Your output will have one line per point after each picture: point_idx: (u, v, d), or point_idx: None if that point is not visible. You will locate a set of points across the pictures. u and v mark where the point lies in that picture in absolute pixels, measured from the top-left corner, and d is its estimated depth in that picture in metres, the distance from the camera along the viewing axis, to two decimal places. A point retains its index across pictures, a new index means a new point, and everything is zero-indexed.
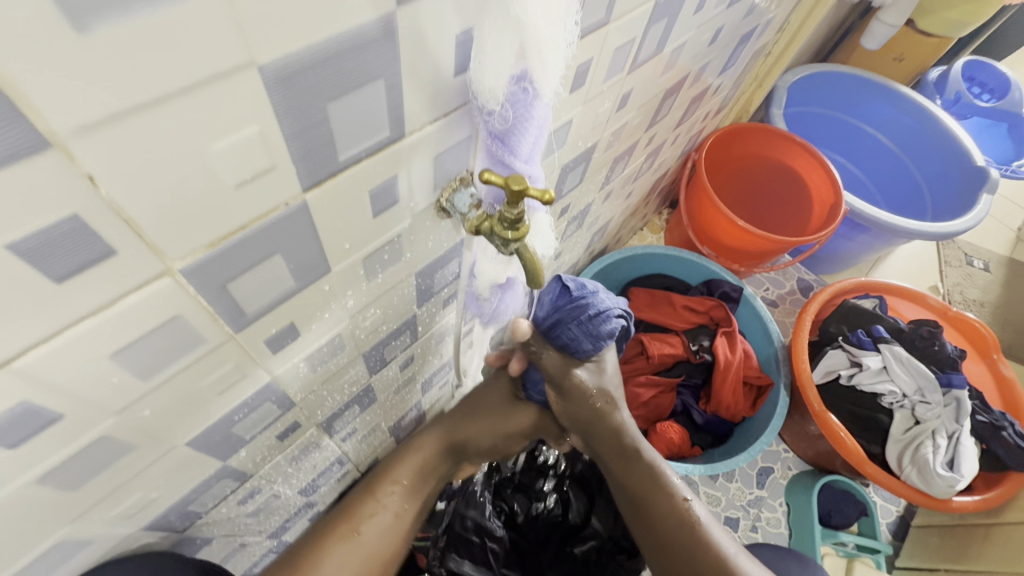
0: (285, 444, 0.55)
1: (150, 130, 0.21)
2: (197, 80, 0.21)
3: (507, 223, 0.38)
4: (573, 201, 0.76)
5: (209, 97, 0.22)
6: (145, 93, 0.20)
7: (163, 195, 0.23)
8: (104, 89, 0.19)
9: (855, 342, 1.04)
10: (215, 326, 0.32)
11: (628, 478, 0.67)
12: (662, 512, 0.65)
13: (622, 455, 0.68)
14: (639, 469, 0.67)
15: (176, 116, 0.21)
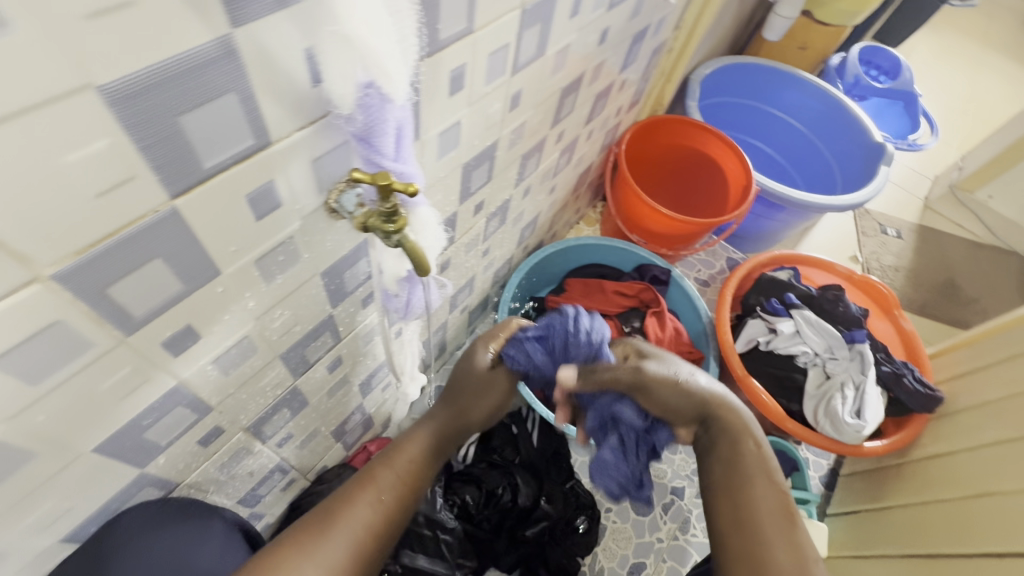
0: (210, 450, 0.57)
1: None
2: (35, 103, 0.24)
3: (385, 216, 0.42)
4: (487, 198, 0.80)
5: (48, 118, 0.25)
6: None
7: (23, 206, 0.26)
8: None
9: (771, 311, 1.12)
10: (102, 330, 0.35)
11: (728, 451, 0.66)
12: (757, 517, 0.61)
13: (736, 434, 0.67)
14: (743, 449, 0.66)
15: (21, 132, 0.24)
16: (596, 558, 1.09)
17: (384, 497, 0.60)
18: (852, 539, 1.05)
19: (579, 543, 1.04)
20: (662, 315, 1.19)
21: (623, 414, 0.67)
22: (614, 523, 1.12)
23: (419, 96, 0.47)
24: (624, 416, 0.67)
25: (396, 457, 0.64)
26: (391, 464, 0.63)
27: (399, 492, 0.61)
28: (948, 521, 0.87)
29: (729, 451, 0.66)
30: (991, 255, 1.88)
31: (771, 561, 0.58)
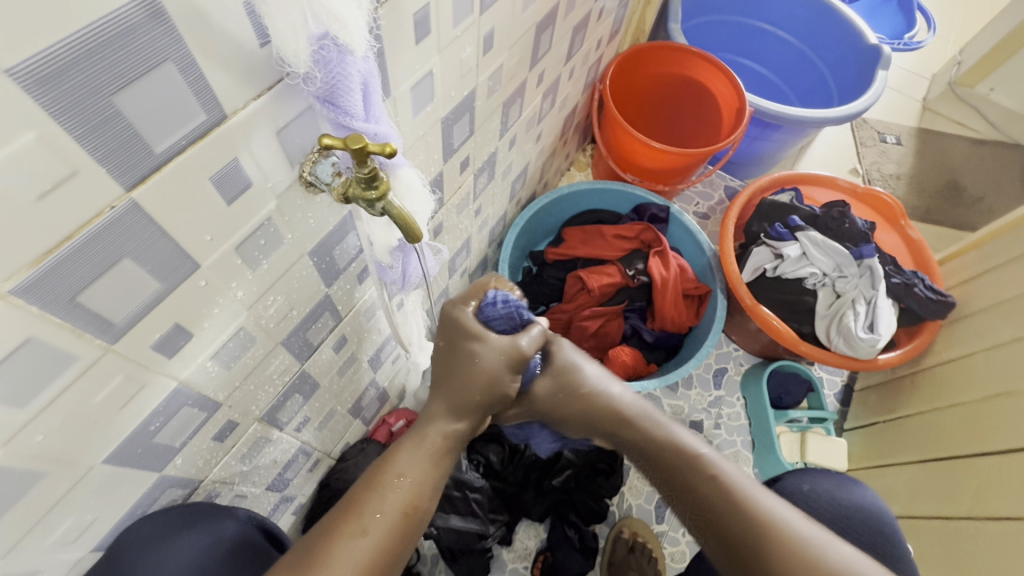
0: (228, 444, 0.57)
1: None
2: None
3: (364, 183, 0.39)
4: (472, 152, 0.76)
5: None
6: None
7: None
8: None
9: (775, 237, 1.09)
10: (83, 340, 0.33)
11: (719, 517, 0.56)
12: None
13: (693, 472, 0.59)
14: (729, 495, 0.56)
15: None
16: (623, 497, 1.12)
17: (370, 530, 0.49)
18: (871, 450, 1.06)
19: (606, 485, 1.05)
20: (666, 255, 1.15)
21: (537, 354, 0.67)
22: None
23: (381, 44, 0.43)
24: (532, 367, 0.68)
25: (382, 475, 0.53)
26: (376, 486, 0.52)
27: (389, 521, 0.51)
28: (964, 423, 0.87)
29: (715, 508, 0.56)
30: (994, 151, 1.82)
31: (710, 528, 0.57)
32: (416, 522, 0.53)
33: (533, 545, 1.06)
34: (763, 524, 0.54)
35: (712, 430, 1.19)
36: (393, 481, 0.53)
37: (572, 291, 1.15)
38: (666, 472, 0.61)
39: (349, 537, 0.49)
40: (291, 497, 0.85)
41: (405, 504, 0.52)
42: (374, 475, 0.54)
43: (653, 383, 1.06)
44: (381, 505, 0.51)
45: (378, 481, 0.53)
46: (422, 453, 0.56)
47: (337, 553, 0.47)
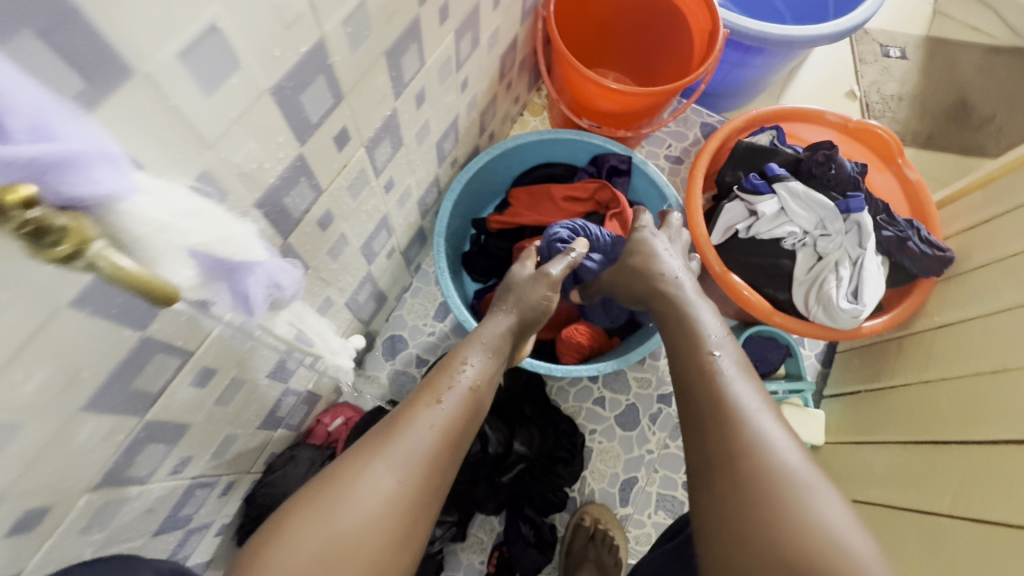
0: (44, 527, 0.46)
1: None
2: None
3: (32, 236, 0.25)
4: (352, 121, 0.60)
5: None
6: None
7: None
8: None
9: (750, 190, 0.94)
10: None
11: (689, 387, 0.57)
12: (743, 452, 0.50)
13: (684, 339, 0.63)
14: (704, 363, 0.58)
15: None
16: (585, 482, 1.04)
17: (442, 403, 0.56)
18: (850, 423, 0.97)
19: (563, 474, 0.99)
20: (625, 218, 0.99)
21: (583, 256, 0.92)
22: (600, 444, 1.07)
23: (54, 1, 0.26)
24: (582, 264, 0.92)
25: (449, 363, 0.61)
26: (445, 369, 0.60)
27: (459, 397, 0.57)
28: (954, 403, 0.78)
29: (684, 370, 0.59)
30: (1010, 60, 1.61)
31: (685, 397, 0.58)
32: (480, 403, 0.59)
33: (490, 539, 1.00)
34: (720, 405, 0.54)
35: None
36: (457, 368, 0.61)
37: None
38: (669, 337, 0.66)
39: (420, 408, 0.55)
40: (203, 524, 0.77)
41: (467, 384, 0.59)
42: (437, 369, 0.61)
43: (611, 363, 0.95)
44: (446, 385, 0.58)
45: (444, 370, 0.60)
46: (479, 351, 0.65)
47: (413, 417, 0.54)
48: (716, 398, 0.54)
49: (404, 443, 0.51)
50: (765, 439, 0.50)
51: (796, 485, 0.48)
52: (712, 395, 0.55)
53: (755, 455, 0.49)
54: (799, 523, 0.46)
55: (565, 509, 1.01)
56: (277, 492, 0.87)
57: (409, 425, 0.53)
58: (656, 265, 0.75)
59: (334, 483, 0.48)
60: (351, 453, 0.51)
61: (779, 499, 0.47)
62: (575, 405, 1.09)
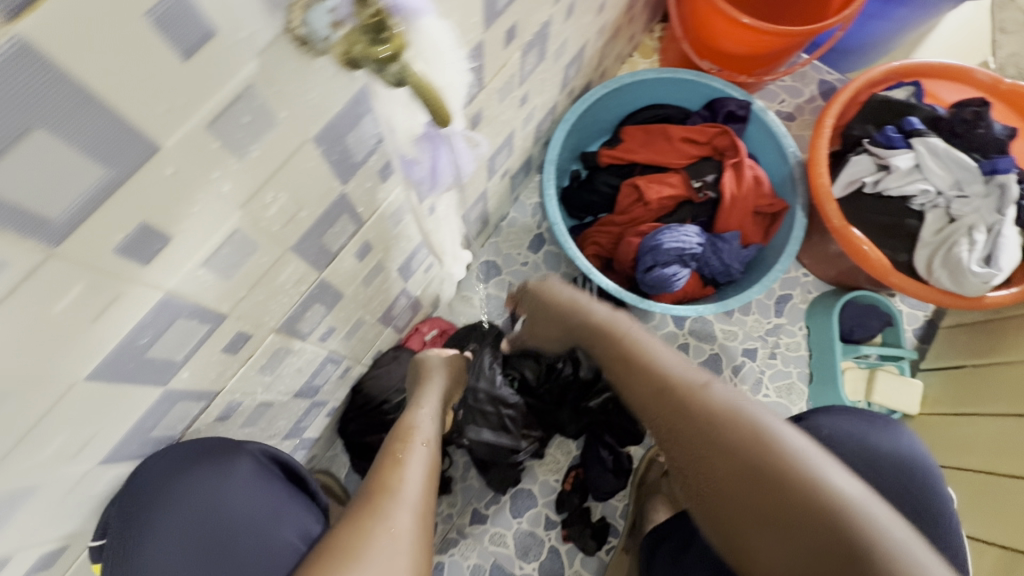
0: (242, 356, 0.52)
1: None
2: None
3: (370, 33, 0.28)
4: (519, 19, 0.60)
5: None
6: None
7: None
8: None
9: (883, 143, 0.90)
10: (8, 242, 0.25)
11: (667, 425, 0.50)
12: (754, 464, 0.43)
13: (630, 365, 0.57)
14: (663, 381, 0.52)
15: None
16: None
17: (406, 461, 0.60)
18: (951, 396, 0.95)
19: None
20: (742, 166, 0.98)
21: (686, 247, 0.95)
22: None
23: None
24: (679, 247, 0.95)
25: (400, 433, 0.66)
26: (397, 439, 0.65)
27: (422, 457, 0.62)
28: None
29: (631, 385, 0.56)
30: None
31: (666, 437, 0.51)
32: (436, 458, 0.64)
33: (566, 461, 1.05)
34: (707, 424, 0.47)
35: (766, 359, 1.10)
36: (410, 435, 0.66)
37: (626, 203, 1.01)
38: (615, 367, 0.60)
39: (394, 467, 0.59)
40: (322, 403, 0.84)
41: (420, 442, 0.65)
42: (395, 439, 0.65)
43: (709, 307, 0.95)
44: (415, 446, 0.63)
45: (404, 439, 0.64)
46: (427, 416, 0.72)
47: (395, 475, 0.57)
48: (668, 398, 0.51)
49: (401, 494, 0.55)
50: (776, 440, 0.44)
51: (806, 473, 0.41)
52: (668, 393, 0.51)
53: (762, 461, 0.43)
54: (817, 495, 0.40)
55: (641, 443, 1.05)
56: (381, 385, 0.94)
57: (388, 483, 0.56)
58: (574, 296, 0.69)
59: (342, 544, 0.49)
60: (341, 530, 0.51)
61: (796, 505, 0.41)
62: None
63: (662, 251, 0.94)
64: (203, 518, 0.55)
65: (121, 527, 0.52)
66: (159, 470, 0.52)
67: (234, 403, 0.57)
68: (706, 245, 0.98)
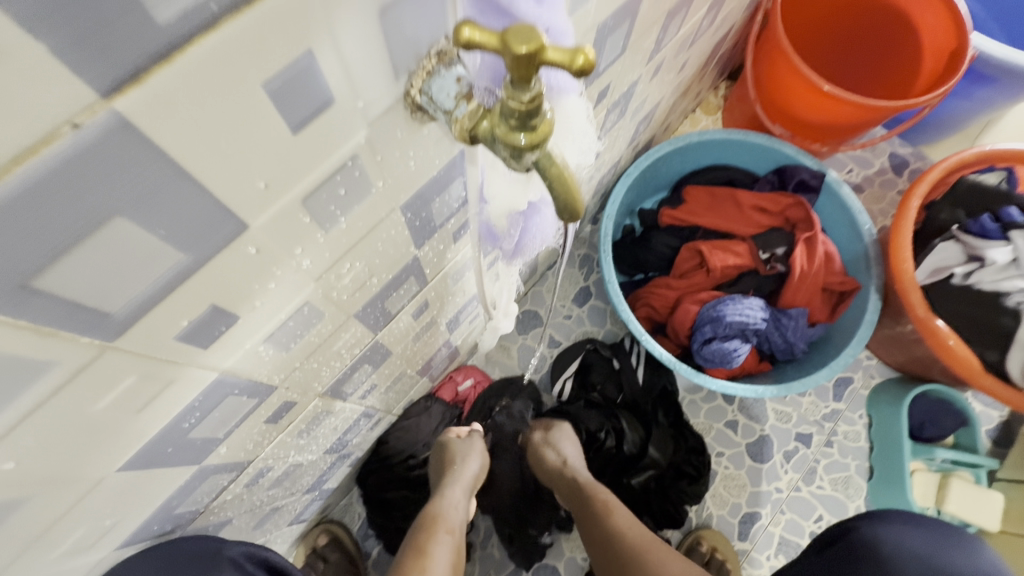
0: (283, 423, 0.47)
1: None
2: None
3: (515, 118, 0.23)
4: (614, 80, 0.56)
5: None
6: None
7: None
8: None
9: (976, 232, 0.84)
10: (59, 341, 0.20)
11: None
12: None
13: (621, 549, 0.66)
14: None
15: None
16: (703, 505, 0.98)
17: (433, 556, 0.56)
18: None
19: (686, 491, 0.93)
20: (816, 242, 0.92)
21: (749, 320, 0.89)
22: (727, 469, 0.99)
23: None
24: (742, 320, 0.88)
25: (429, 520, 0.62)
26: (427, 526, 0.61)
27: (447, 553, 0.58)
28: None
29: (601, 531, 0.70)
30: None
31: None
32: (460, 556, 0.60)
33: None
34: None
35: (822, 447, 1.01)
36: (441, 523, 0.61)
37: (686, 266, 0.96)
38: (608, 558, 0.67)
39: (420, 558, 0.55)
40: (349, 456, 0.78)
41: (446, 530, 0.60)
42: (423, 526, 0.61)
43: (769, 389, 0.88)
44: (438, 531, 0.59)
45: (428, 526, 0.60)
46: (460, 498, 0.67)
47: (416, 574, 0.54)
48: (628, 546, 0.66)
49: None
50: None
51: None
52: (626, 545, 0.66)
53: None
54: None
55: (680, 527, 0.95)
56: (408, 439, 0.89)
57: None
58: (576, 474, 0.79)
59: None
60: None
61: None
62: (706, 422, 1.02)
63: (724, 322, 0.88)
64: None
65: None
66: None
67: (266, 469, 0.51)
68: (770, 321, 0.91)
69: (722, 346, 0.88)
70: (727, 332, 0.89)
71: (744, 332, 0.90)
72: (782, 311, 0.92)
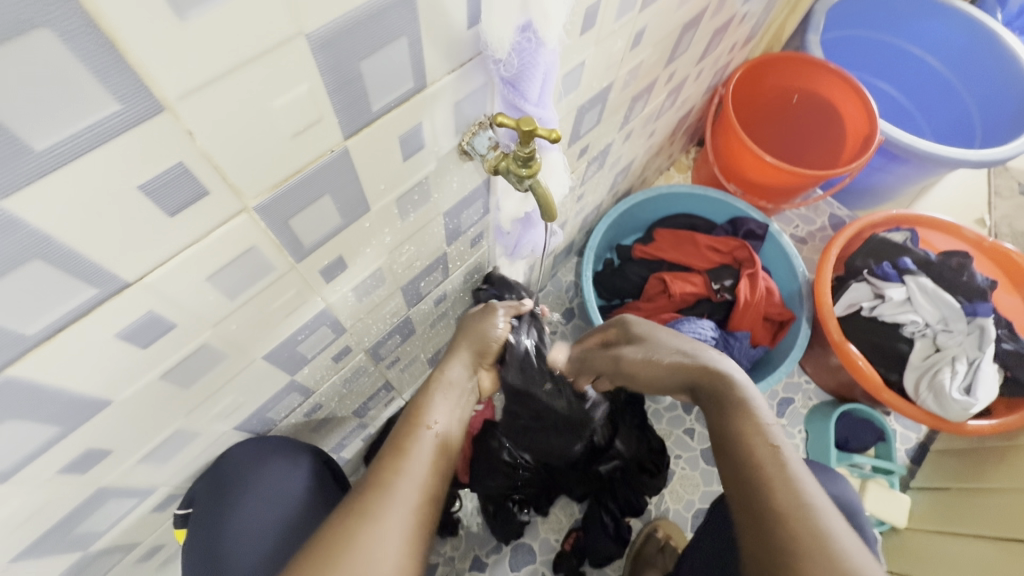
0: (339, 366, 0.64)
1: (213, 94, 0.26)
2: (244, 61, 0.26)
3: (520, 161, 0.43)
4: (592, 141, 0.78)
5: (250, 70, 0.26)
6: (211, 72, 0.25)
7: (235, 137, 0.28)
8: (210, 56, 0.24)
9: (879, 275, 1.04)
10: (281, 256, 0.39)
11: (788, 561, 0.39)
12: None
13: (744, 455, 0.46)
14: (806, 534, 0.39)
15: (238, 84, 0.26)
16: (662, 499, 1.14)
17: (412, 450, 0.46)
18: (936, 514, 1.02)
19: (647, 483, 1.08)
20: (756, 277, 1.12)
21: (700, 336, 1.07)
22: (683, 469, 1.16)
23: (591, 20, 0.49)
24: (695, 336, 1.07)
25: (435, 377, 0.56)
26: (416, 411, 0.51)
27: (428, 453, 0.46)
28: None
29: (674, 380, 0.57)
30: None
31: None
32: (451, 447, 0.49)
33: (568, 522, 1.12)
34: None
35: None
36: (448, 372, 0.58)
37: (652, 292, 1.16)
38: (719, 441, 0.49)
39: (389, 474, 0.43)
40: (365, 426, 0.94)
41: (427, 424, 0.49)
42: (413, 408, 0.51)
43: None
44: (438, 383, 0.55)
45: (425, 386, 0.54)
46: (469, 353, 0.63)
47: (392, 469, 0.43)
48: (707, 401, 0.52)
49: (396, 496, 0.41)
50: None
51: None
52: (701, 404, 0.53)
53: None
54: None
55: (641, 516, 1.11)
56: None
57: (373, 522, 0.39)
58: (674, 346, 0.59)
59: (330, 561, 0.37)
60: (334, 520, 0.40)
61: None
62: (667, 428, 1.20)
63: None
64: (275, 502, 0.61)
65: (206, 504, 0.57)
66: (243, 458, 0.57)
67: (317, 406, 0.68)
68: (719, 340, 1.10)
69: None
70: None
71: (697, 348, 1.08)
72: (729, 333, 1.12)
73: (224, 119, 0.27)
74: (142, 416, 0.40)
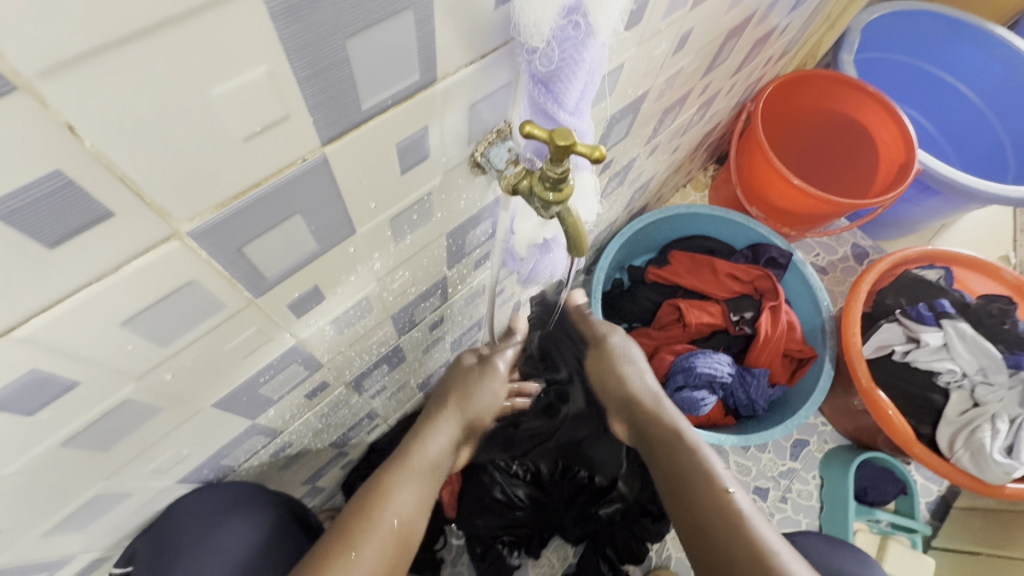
0: (313, 403, 0.55)
1: (109, 72, 0.17)
2: (158, 20, 0.17)
3: (549, 183, 0.34)
4: (617, 156, 0.70)
5: (169, 38, 0.17)
6: (97, 33, 0.16)
7: (153, 135, 0.19)
8: (93, 9, 0.15)
9: (914, 316, 0.96)
10: (234, 291, 0.30)
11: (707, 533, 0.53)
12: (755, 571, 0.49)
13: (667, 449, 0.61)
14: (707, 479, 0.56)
15: (148, 60, 0.17)
16: (664, 545, 1.05)
17: (359, 552, 0.46)
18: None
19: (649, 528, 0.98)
20: (778, 310, 1.04)
21: (715, 371, 0.98)
22: None
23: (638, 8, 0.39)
24: (709, 371, 0.98)
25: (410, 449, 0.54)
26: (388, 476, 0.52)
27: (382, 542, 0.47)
28: None
29: (709, 527, 0.53)
30: None
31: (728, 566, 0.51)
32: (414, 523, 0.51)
33: (560, 566, 1.02)
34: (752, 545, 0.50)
35: (777, 502, 1.08)
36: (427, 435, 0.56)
37: (665, 320, 1.08)
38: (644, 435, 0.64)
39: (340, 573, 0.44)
40: (344, 455, 0.84)
41: (393, 517, 0.49)
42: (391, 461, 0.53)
43: (729, 438, 0.96)
44: (407, 468, 0.52)
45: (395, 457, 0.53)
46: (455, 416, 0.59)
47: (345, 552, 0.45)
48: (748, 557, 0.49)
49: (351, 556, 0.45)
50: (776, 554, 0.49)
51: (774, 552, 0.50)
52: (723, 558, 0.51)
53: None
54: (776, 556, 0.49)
55: (641, 564, 1.01)
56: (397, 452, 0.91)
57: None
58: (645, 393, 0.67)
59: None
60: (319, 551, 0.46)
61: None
62: None
63: (693, 376, 0.98)
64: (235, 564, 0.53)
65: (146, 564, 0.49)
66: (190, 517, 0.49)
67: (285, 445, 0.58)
68: (735, 376, 1.01)
69: (692, 395, 0.97)
70: (697, 383, 0.98)
71: (712, 384, 0.99)
72: (744, 369, 1.04)
73: (132, 109, 0.18)
74: (40, 487, 0.31)
